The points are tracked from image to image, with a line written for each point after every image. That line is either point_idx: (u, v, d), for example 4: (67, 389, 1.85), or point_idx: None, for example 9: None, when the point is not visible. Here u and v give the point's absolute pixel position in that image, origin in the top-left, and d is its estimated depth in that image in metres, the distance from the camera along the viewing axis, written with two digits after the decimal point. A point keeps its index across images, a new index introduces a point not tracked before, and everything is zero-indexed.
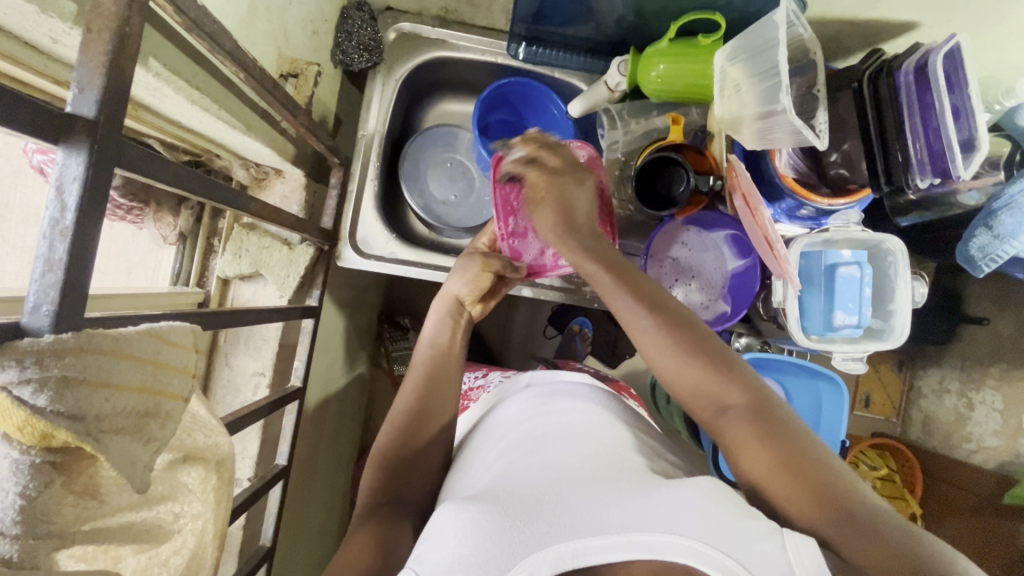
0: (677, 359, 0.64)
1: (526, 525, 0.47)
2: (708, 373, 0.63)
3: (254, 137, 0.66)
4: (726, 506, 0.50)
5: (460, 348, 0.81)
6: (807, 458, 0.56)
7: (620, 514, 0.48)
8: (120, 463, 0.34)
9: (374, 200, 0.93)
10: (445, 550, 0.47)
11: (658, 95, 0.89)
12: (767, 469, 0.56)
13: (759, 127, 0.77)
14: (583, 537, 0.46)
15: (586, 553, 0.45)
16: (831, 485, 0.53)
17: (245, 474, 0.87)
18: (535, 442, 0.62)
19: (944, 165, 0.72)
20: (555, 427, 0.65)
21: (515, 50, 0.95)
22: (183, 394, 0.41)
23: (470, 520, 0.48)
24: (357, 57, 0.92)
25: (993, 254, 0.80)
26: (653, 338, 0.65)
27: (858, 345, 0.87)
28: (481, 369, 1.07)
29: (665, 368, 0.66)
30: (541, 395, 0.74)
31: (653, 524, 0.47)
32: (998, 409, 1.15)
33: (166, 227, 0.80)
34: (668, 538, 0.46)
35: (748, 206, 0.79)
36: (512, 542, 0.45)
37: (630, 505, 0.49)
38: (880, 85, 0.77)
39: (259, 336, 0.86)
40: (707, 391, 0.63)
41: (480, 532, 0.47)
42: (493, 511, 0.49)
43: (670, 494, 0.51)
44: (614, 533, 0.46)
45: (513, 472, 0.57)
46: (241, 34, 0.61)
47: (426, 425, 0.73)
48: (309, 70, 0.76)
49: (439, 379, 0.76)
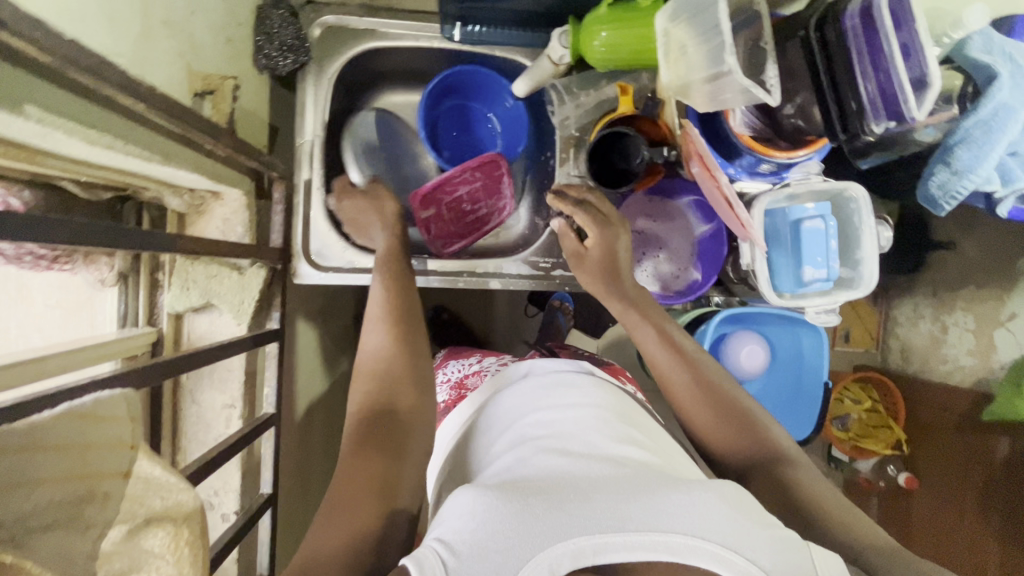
0: (701, 409, 0.70)
1: (546, 512, 0.47)
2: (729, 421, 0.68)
3: (177, 165, 0.62)
4: (745, 512, 0.50)
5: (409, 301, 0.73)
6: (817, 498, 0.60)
7: (640, 510, 0.48)
8: (61, 555, 0.33)
9: (323, 210, 0.89)
10: (462, 534, 0.47)
11: (606, 65, 0.86)
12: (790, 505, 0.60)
13: (709, 89, 0.74)
14: (603, 533, 0.46)
15: (606, 550, 0.46)
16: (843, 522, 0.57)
17: (231, 507, 0.84)
18: (548, 436, 0.63)
19: (897, 108, 0.70)
20: (562, 426, 0.65)
21: (450, 32, 0.90)
22: (120, 469, 0.39)
23: (487, 506, 0.48)
24: (281, 59, 0.87)
25: (953, 191, 0.79)
26: (685, 385, 0.71)
27: (830, 297, 0.86)
28: (473, 356, 1.08)
29: (687, 411, 0.71)
30: (548, 385, 0.75)
31: (673, 524, 0.47)
32: (970, 329, 1.18)
33: (102, 270, 0.74)
34: (688, 541, 0.46)
35: (706, 171, 0.77)
36: (534, 532, 0.46)
37: (650, 501, 0.49)
38: (828, 32, 0.73)
39: (223, 367, 0.83)
40: (728, 439, 0.68)
41: (499, 522, 0.47)
42: (512, 499, 0.49)
43: (688, 492, 0.51)
44: (633, 530, 0.47)
45: (529, 471, 0.57)
46: (140, 57, 0.55)
47: (411, 382, 0.66)
48: (225, 84, 0.71)
49: (411, 343, 0.69)
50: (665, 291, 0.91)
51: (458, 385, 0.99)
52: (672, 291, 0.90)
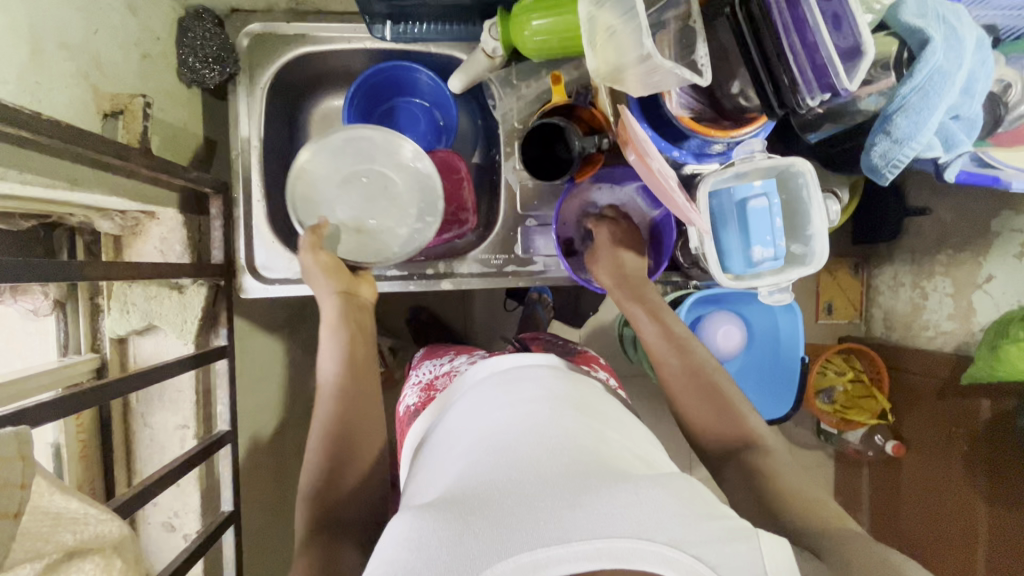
0: (699, 407, 0.72)
1: (484, 533, 0.47)
2: (719, 417, 0.70)
3: (89, 189, 0.61)
4: (691, 506, 0.51)
5: (364, 350, 0.78)
6: (795, 488, 0.61)
7: (586, 518, 0.48)
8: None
9: (267, 221, 0.88)
10: (401, 561, 0.47)
11: (539, 54, 0.84)
12: (776, 497, 0.61)
13: (641, 72, 0.73)
14: (545, 548, 0.46)
15: (548, 563, 0.45)
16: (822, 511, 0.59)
17: (193, 527, 0.84)
18: (499, 429, 0.62)
19: (830, 81, 0.69)
20: (517, 416, 0.64)
21: (381, 32, 0.87)
22: (9, 511, 0.38)
23: (423, 533, 0.48)
24: (206, 71, 0.86)
25: (894, 158, 0.78)
26: (681, 378, 0.74)
27: (782, 274, 0.84)
28: (446, 355, 1.07)
29: (683, 408, 0.73)
30: (505, 382, 0.74)
31: (618, 529, 0.47)
32: (949, 293, 1.17)
33: (36, 298, 0.73)
34: (634, 545, 0.46)
35: (641, 159, 0.75)
36: (471, 554, 0.46)
37: (597, 507, 0.49)
38: (753, 8, 0.70)
39: (173, 388, 0.82)
40: (722, 436, 0.70)
41: (436, 547, 0.47)
42: (451, 518, 0.49)
43: (637, 493, 0.51)
44: (575, 540, 0.46)
45: (478, 467, 0.56)
46: (31, 83, 0.54)
47: (354, 449, 0.70)
48: (135, 103, 0.68)
49: (359, 402, 0.73)
50: None
51: (427, 386, 0.97)
52: None
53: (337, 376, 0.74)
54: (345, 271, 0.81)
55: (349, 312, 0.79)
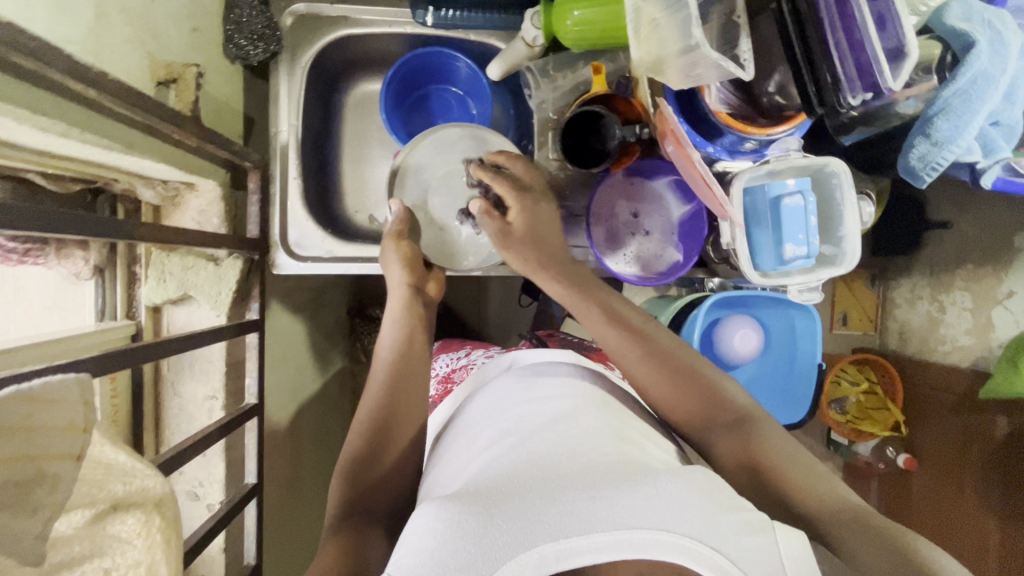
0: (678, 398, 0.70)
1: (509, 523, 0.47)
2: (701, 405, 0.69)
3: (142, 155, 0.62)
4: (712, 497, 0.50)
5: (422, 338, 0.81)
6: (793, 470, 0.61)
7: (608, 508, 0.48)
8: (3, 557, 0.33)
9: (301, 200, 0.89)
10: (426, 551, 0.47)
11: (578, 45, 0.85)
12: (771, 481, 0.60)
13: (683, 64, 0.73)
14: (567, 538, 0.46)
15: (571, 554, 0.45)
16: (816, 492, 0.58)
17: (216, 498, 0.85)
18: (523, 432, 0.63)
19: (873, 79, 0.69)
20: (538, 417, 0.65)
21: (423, 16, 0.89)
22: (73, 453, 0.38)
23: (448, 521, 0.48)
24: (252, 48, 0.86)
25: (933, 162, 0.78)
26: (652, 376, 0.72)
27: (813, 274, 0.85)
28: (462, 349, 1.06)
29: (663, 399, 0.71)
30: (528, 382, 0.75)
31: (640, 520, 0.47)
32: (968, 308, 1.17)
33: (77, 263, 0.74)
34: (655, 535, 0.46)
35: (680, 150, 0.76)
36: (496, 545, 0.46)
37: (619, 498, 0.49)
38: (799, 4, 0.71)
39: (204, 359, 0.83)
40: (707, 423, 0.69)
41: (461, 537, 0.46)
42: (475, 508, 0.49)
43: (656, 486, 0.50)
44: (599, 531, 0.46)
45: (500, 465, 0.57)
46: (94, 45, 0.55)
47: (391, 435, 0.72)
48: (189, 72, 0.68)
49: (405, 388, 0.76)
50: (648, 273, 0.90)
51: (445, 379, 1.00)
52: (652, 273, 0.90)
53: (390, 362, 0.77)
54: (420, 265, 0.84)
55: (412, 306, 0.82)
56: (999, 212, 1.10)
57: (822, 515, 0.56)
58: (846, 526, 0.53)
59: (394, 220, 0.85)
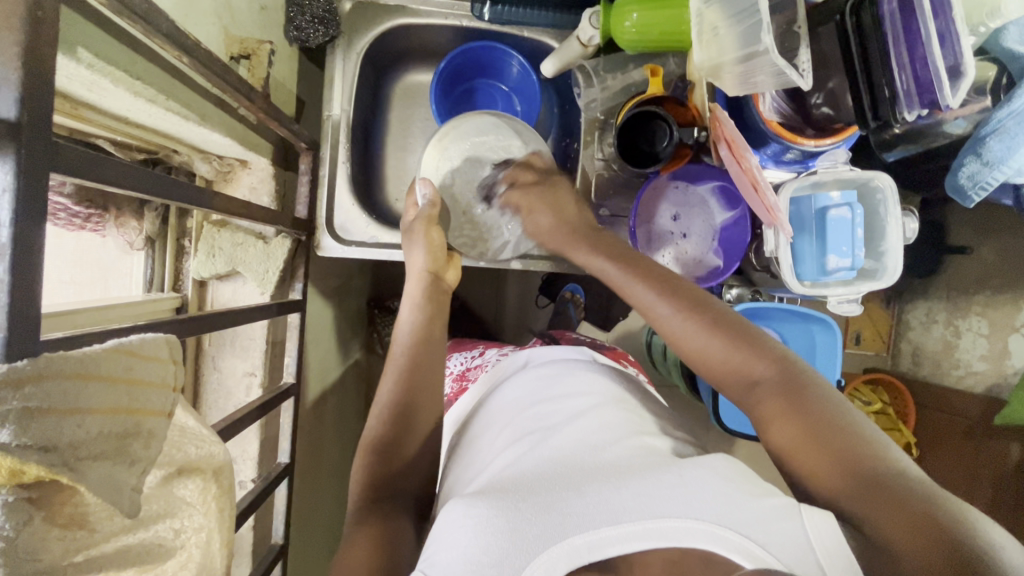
0: (702, 340, 0.66)
1: (538, 516, 0.47)
2: (728, 349, 0.64)
3: (212, 126, 0.62)
4: (739, 486, 0.51)
5: (439, 327, 0.79)
6: (832, 426, 0.55)
7: (633, 498, 0.49)
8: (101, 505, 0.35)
9: (348, 184, 0.89)
10: (457, 546, 0.46)
11: (634, 47, 0.86)
12: (798, 442, 0.56)
13: (741, 71, 0.74)
14: (596, 528, 0.46)
15: (602, 544, 0.46)
16: (855, 450, 0.52)
17: (249, 475, 0.85)
18: (540, 427, 0.62)
19: (932, 96, 0.69)
20: (557, 410, 0.65)
21: (480, 11, 0.89)
22: (164, 409, 0.38)
23: (480, 515, 0.47)
24: (312, 31, 0.86)
25: (983, 181, 0.79)
26: (675, 322, 0.68)
27: (853, 287, 0.86)
28: (476, 348, 1.04)
29: (689, 345, 0.67)
30: (544, 374, 0.74)
31: (668, 509, 0.48)
32: (983, 334, 1.17)
33: (131, 232, 0.75)
34: (684, 524, 0.47)
35: (733, 153, 0.77)
36: (528, 539, 0.45)
37: (644, 490, 0.49)
38: (863, 18, 0.73)
39: (245, 335, 0.84)
40: (731, 367, 0.64)
41: (492, 530, 0.46)
42: (507, 501, 0.49)
43: (681, 476, 0.51)
44: (628, 521, 0.47)
45: (524, 460, 0.57)
46: (179, 14, 0.56)
47: (413, 423, 0.71)
48: (262, 48, 0.71)
49: (422, 372, 0.74)
50: (687, 276, 0.91)
51: (461, 376, 0.97)
52: (692, 278, 0.90)
53: (408, 346, 0.75)
54: (443, 253, 0.84)
55: (433, 294, 0.81)
56: (1022, 240, 1.11)
57: (850, 483, 0.51)
58: (883, 493, 0.48)
59: (427, 204, 0.85)
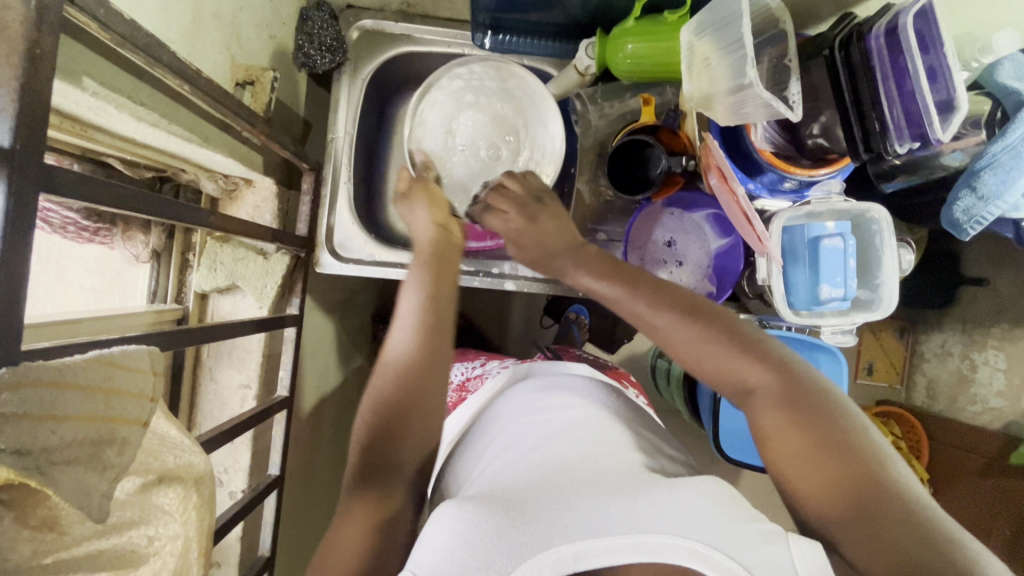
0: (706, 348, 0.63)
1: (527, 526, 0.46)
2: (728, 356, 0.62)
3: (215, 149, 0.66)
4: (726, 508, 0.49)
5: (446, 295, 0.73)
6: (840, 445, 0.54)
7: (621, 513, 0.47)
8: (71, 509, 0.38)
9: (349, 204, 0.92)
10: (442, 550, 0.46)
11: (630, 77, 0.88)
12: (805, 461, 0.55)
13: (731, 101, 0.75)
14: (583, 539, 0.44)
15: (587, 555, 0.44)
16: (864, 475, 0.52)
17: (239, 485, 0.87)
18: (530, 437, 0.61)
19: (922, 129, 0.69)
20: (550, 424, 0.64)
21: (481, 40, 0.93)
22: (141, 418, 0.40)
23: (467, 520, 0.47)
24: (319, 58, 0.91)
25: (978, 216, 0.78)
26: (671, 331, 0.65)
27: (847, 317, 0.85)
28: (479, 359, 0.99)
29: (690, 356, 0.64)
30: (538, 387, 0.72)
31: (654, 524, 0.46)
32: (1002, 369, 1.13)
33: (138, 246, 0.79)
34: (672, 540, 0.45)
35: (723, 183, 0.78)
36: (514, 547, 0.44)
37: (632, 505, 0.48)
38: (852, 53, 0.74)
39: (242, 348, 0.86)
40: (733, 378, 0.62)
41: (478, 535, 0.46)
42: (494, 511, 0.48)
43: (669, 492, 0.50)
44: (615, 533, 0.45)
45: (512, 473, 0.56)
46: (187, 45, 0.60)
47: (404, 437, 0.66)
48: (266, 75, 0.75)
49: (424, 379, 0.68)
50: None
51: (460, 387, 0.90)
52: None
53: (404, 353, 0.68)
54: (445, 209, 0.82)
55: (437, 259, 0.76)
56: None
57: (844, 512, 0.51)
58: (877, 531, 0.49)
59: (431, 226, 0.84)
